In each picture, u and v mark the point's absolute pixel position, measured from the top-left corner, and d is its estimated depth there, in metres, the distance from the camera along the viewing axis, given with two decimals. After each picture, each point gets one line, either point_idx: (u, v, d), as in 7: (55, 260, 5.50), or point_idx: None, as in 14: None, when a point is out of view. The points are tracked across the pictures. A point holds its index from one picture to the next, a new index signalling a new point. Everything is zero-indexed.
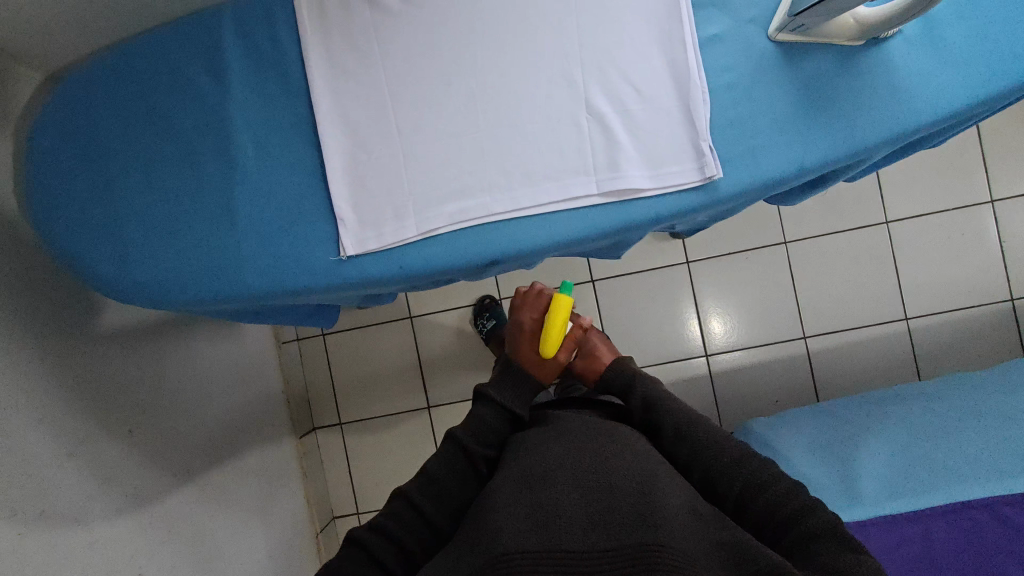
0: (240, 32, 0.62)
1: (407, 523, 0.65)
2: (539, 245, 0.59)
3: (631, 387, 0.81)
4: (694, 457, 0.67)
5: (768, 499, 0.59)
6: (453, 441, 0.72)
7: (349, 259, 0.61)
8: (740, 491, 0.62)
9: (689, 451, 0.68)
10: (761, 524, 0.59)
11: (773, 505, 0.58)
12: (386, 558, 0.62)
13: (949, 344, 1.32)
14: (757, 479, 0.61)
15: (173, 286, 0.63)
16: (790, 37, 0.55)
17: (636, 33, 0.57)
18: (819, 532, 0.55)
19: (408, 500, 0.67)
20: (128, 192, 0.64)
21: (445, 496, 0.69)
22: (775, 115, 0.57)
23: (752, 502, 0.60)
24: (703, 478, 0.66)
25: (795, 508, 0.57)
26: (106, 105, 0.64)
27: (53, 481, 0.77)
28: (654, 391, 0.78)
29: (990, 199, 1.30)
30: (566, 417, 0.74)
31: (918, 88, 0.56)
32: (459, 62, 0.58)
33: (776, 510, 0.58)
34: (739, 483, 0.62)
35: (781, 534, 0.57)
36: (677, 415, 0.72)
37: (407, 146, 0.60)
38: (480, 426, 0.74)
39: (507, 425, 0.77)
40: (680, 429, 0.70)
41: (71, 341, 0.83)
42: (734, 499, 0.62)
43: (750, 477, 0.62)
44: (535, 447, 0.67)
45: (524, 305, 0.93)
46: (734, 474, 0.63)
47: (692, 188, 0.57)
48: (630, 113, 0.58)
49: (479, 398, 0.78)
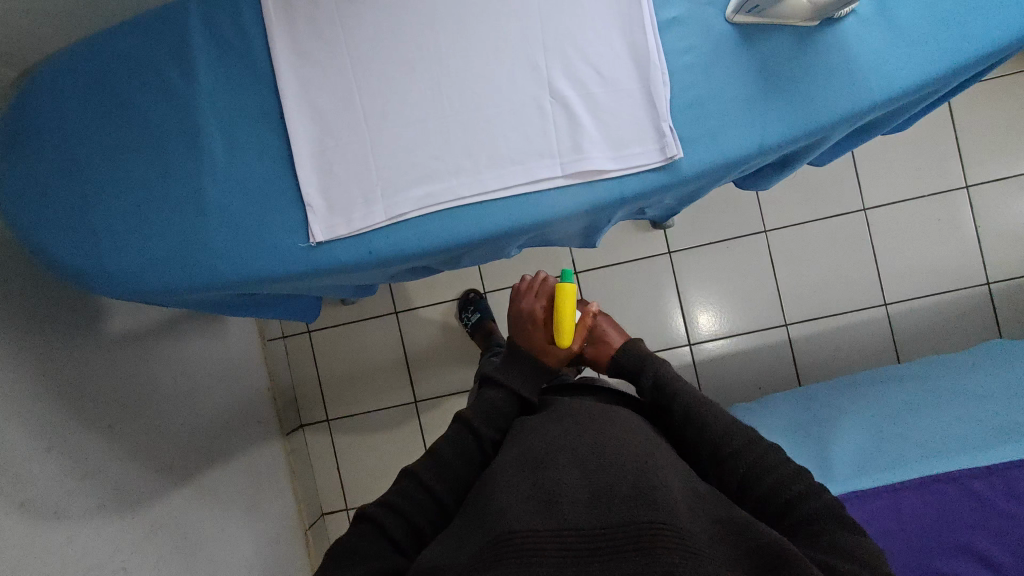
0: (206, 23, 0.62)
1: (416, 501, 0.65)
2: (524, 225, 0.60)
3: (642, 364, 0.80)
4: (700, 434, 0.68)
5: (770, 482, 0.59)
6: (460, 421, 0.74)
7: (320, 245, 0.62)
8: (745, 474, 0.61)
9: (697, 429, 0.68)
10: (763, 507, 0.59)
11: (774, 488, 0.58)
12: (398, 536, 0.62)
13: (928, 329, 1.34)
14: (760, 466, 0.61)
15: (146, 276, 0.63)
16: (747, 18, 0.56)
17: (597, 17, 0.58)
18: (820, 513, 0.55)
19: (416, 479, 0.67)
20: (99, 185, 0.64)
21: (453, 476, 0.69)
22: (734, 95, 0.58)
23: (753, 487, 0.60)
24: (711, 456, 0.66)
25: (795, 492, 0.57)
26: (75, 98, 0.65)
27: (31, 475, 0.77)
28: (664, 370, 0.77)
29: (965, 184, 1.32)
30: (567, 400, 0.75)
31: (871, 67, 0.57)
32: (423, 47, 0.59)
33: (777, 494, 0.58)
34: (740, 471, 0.62)
35: (780, 519, 0.57)
36: (681, 400, 0.72)
37: (373, 132, 0.60)
38: (489, 410, 0.76)
39: (516, 408, 0.79)
40: (689, 409, 0.70)
41: (52, 333, 0.84)
42: (737, 483, 0.62)
43: (755, 463, 0.61)
44: (538, 431, 0.68)
45: (529, 293, 0.93)
46: (739, 458, 0.62)
47: (655, 169, 0.58)
48: (593, 96, 0.59)
49: (488, 384, 0.81)
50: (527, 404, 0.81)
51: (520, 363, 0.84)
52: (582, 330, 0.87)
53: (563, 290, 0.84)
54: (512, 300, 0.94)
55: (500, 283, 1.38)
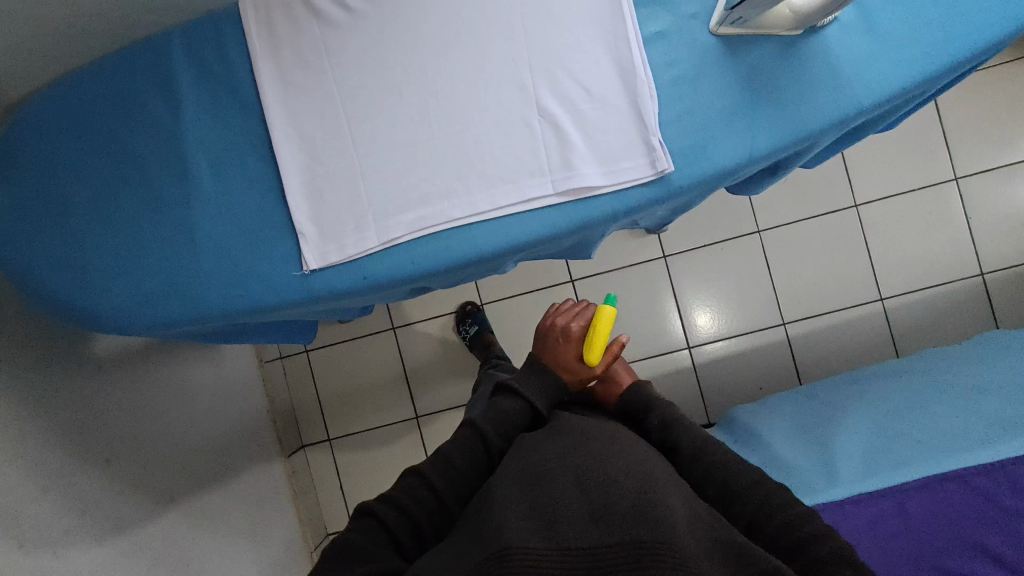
0: (190, 54, 0.62)
1: (421, 500, 0.65)
2: (517, 246, 0.60)
3: (650, 406, 0.81)
4: (709, 474, 0.67)
5: (783, 519, 0.58)
6: (470, 426, 0.74)
7: (313, 272, 0.61)
8: (755, 512, 0.60)
9: (704, 469, 0.68)
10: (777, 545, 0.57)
11: (787, 527, 0.57)
12: (401, 535, 0.61)
13: (925, 322, 1.34)
14: (776, 499, 0.60)
15: (138, 310, 0.63)
16: (731, 30, 0.57)
17: (581, 33, 0.58)
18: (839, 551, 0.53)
19: (423, 478, 0.67)
20: (87, 220, 0.64)
21: (459, 479, 0.68)
22: (721, 107, 0.58)
23: (769, 520, 0.58)
24: (718, 493, 0.65)
25: (808, 532, 0.56)
26: (60, 135, 0.64)
27: (28, 515, 0.76)
28: (672, 412, 0.79)
29: (954, 176, 1.33)
30: (577, 419, 0.75)
31: (856, 74, 0.57)
32: (408, 70, 0.59)
33: (791, 532, 0.56)
34: (753, 504, 0.61)
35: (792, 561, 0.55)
36: (693, 435, 0.72)
37: (361, 157, 0.60)
38: (500, 417, 0.76)
39: (527, 418, 0.78)
40: (697, 450, 0.70)
41: (47, 369, 0.83)
42: (746, 521, 0.61)
43: (768, 497, 0.61)
44: (541, 446, 0.68)
45: (566, 314, 0.92)
46: (751, 494, 0.62)
47: (645, 183, 0.58)
48: (581, 113, 0.58)
49: (504, 391, 0.80)
50: (538, 417, 0.80)
51: (542, 379, 0.83)
52: (608, 356, 0.87)
53: (603, 313, 0.84)
54: (546, 316, 0.93)
55: (497, 295, 1.38)
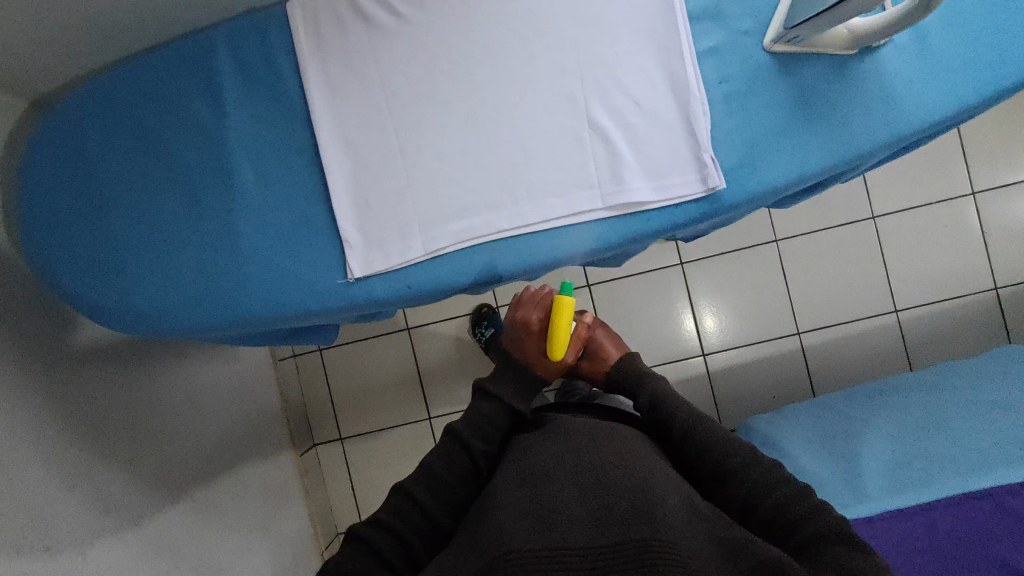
0: (233, 56, 0.61)
1: (404, 515, 0.65)
2: (548, 260, 0.60)
3: (638, 382, 0.78)
4: (703, 454, 0.67)
5: (776, 499, 0.60)
6: (450, 434, 0.71)
7: (357, 281, 0.61)
8: (748, 494, 0.62)
9: (698, 448, 0.67)
10: (771, 525, 0.60)
11: (780, 506, 0.59)
12: (393, 556, 0.62)
13: (938, 334, 1.36)
14: (769, 478, 0.61)
15: (174, 315, 0.62)
16: (787, 47, 0.56)
17: (633, 47, 0.58)
18: (828, 532, 0.55)
19: (409, 496, 0.66)
20: (123, 222, 0.63)
21: (445, 489, 0.68)
22: (773, 124, 0.57)
23: (762, 501, 0.61)
24: (713, 476, 0.66)
25: (802, 509, 0.58)
26: (98, 134, 0.63)
27: (48, 507, 0.75)
28: (660, 389, 0.75)
29: (972, 190, 1.34)
30: (565, 416, 0.74)
31: (908, 96, 0.57)
32: (458, 79, 0.59)
33: (784, 511, 0.59)
34: (746, 487, 0.62)
35: (786, 538, 0.58)
36: (681, 416, 0.70)
37: (408, 166, 0.60)
38: (480, 422, 0.73)
39: (508, 419, 0.76)
40: (687, 429, 0.69)
41: (69, 366, 0.82)
42: (742, 501, 0.62)
43: (761, 477, 0.62)
44: (533, 449, 0.67)
45: (527, 305, 0.89)
46: (745, 474, 0.63)
47: (695, 199, 0.58)
48: (631, 127, 0.58)
49: (479, 393, 0.77)
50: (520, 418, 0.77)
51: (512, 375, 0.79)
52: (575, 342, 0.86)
53: (563, 301, 0.82)
54: (509, 309, 0.90)
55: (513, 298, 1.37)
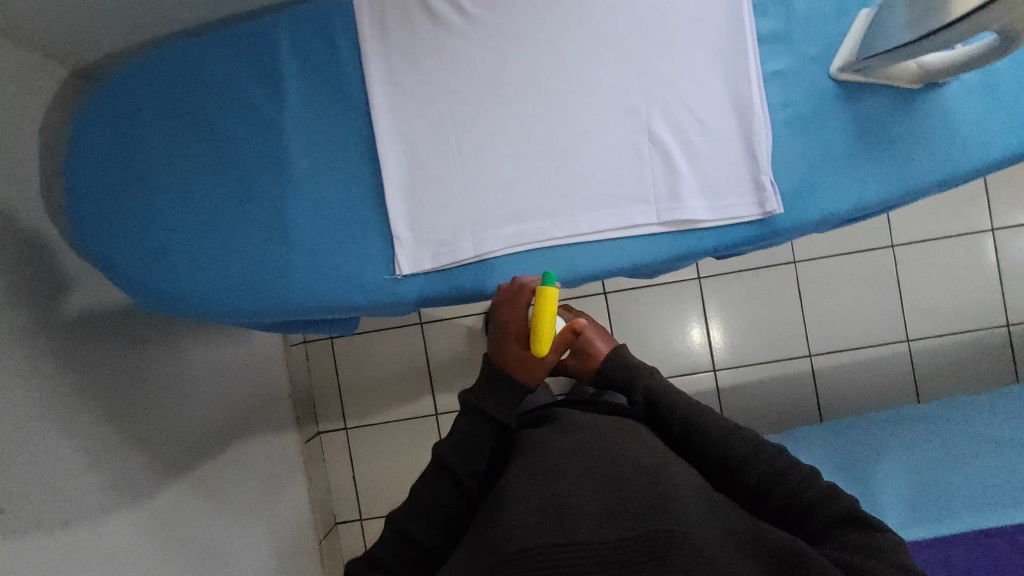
0: (295, 41, 0.60)
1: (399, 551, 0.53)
2: (596, 270, 0.60)
3: (632, 378, 0.65)
4: (708, 449, 0.57)
5: (789, 489, 0.52)
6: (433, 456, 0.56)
7: (404, 278, 0.60)
8: (760, 485, 0.53)
9: (702, 443, 0.58)
10: (784, 513, 0.52)
11: (795, 491, 0.51)
12: None
13: (948, 366, 1.37)
14: (778, 465, 0.53)
15: (215, 298, 0.62)
16: (852, 76, 0.56)
17: (701, 63, 0.58)
18: (846, 517, 0.49)
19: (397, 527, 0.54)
20: (169, 200, 0.62)
21: (433, 516, 0.54)
22: (834, 152, 0.58)
23: (775, 489, 0.52)
24: (720, 467, 0.56)
25: (817, 495, 0.51)
26: (150, 108, 0.62)
27: (58, 480, 0.72)
28: (660, 382, 0.64)
29: (991, 227, 1.35)
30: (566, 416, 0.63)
31: (970, 134, 0.57)
32: (521, 82, 0.58)
33: (797, 497, 0.51)
34: (757, 475, 0.54)
35: (803, 525, 0.51)
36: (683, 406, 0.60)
37: (464, 166, 0.59)
38: (465, 439, 0.56)
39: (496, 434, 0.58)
40: (689, 418, 0.59)
41: (88, 334, 0.80)
42: (751, 492, 0.54)
43: (770, 466, 0.53)
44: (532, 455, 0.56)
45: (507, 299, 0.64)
46: (755, 463, 0.54)
47: (749, 221, 0.58)
48: (691, 144, 0.58)
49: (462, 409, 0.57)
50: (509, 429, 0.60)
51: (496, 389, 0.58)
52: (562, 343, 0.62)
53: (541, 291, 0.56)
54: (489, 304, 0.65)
55: None
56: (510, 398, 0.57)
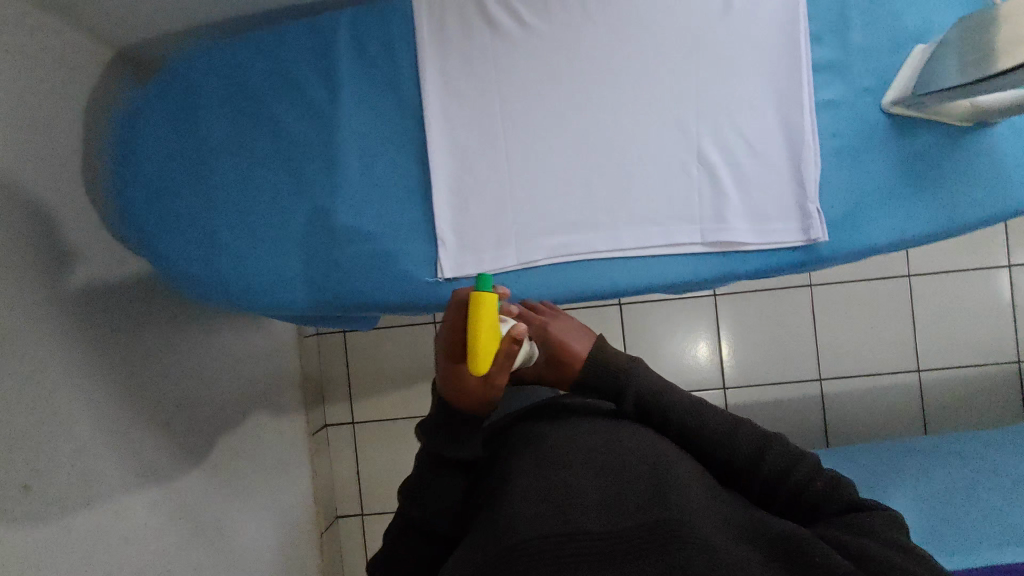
0: (353, 39, 0.60)
1: None
2: (636, 286, 0.60)
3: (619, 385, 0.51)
4: (708, 451, 0.47)
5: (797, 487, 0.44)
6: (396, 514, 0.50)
7: (446, 281, 0.61)
8: (766, 487, 0.46)
9: (701, 446, 0.48)
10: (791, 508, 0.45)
11: (804, 492, 0.44)
12: None
13: (956, 398, 1.37)
14: (787, 461, 0.45)
15: (256, 287, 0.62)
16: (904, 111, 0.57)
17: (755, 87, 0.58)
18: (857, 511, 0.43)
19: None
20: (217, 188, 0.62)
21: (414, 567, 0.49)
22: (881, 185, 0.58)
23: (785, 486, 0.45)
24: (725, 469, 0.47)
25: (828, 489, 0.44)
26: (204, 95, 0.62)
27: (79, 455, 0.71)
28: (649, 381, 0.50)
29: (1008, 263, 1.35)
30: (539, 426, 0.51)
31: (1016, 176, 0.58)
32: (576, 93, 0.59)
33: (806, 495, 0.44)
34: (767, 476, 0.45)
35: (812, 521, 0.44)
36: (677, 409, 0.48)
37: (513, 173, 0.59)
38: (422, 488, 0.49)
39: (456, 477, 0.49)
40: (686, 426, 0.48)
41: (117, 311, 0.79)
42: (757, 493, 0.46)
43: (779, 465, 0.45)
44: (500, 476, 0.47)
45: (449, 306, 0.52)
46: (761, 466, 0.45)
47: (793, 247, 0.59)
48: (739, 167, 0.58)
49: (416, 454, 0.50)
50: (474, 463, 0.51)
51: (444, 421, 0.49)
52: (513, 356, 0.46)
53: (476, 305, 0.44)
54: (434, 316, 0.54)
55: None
56: (462, 436, 0.49)
